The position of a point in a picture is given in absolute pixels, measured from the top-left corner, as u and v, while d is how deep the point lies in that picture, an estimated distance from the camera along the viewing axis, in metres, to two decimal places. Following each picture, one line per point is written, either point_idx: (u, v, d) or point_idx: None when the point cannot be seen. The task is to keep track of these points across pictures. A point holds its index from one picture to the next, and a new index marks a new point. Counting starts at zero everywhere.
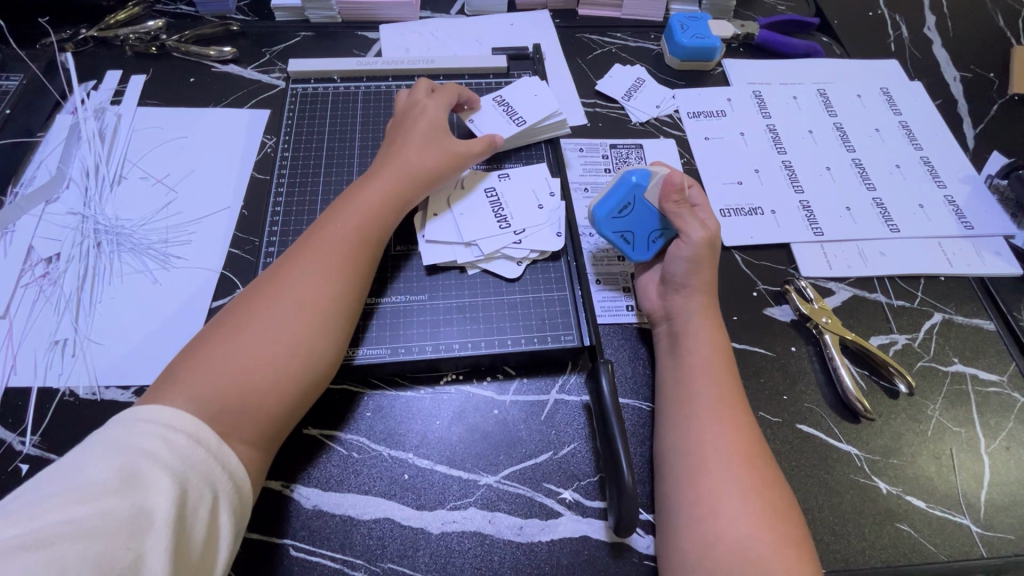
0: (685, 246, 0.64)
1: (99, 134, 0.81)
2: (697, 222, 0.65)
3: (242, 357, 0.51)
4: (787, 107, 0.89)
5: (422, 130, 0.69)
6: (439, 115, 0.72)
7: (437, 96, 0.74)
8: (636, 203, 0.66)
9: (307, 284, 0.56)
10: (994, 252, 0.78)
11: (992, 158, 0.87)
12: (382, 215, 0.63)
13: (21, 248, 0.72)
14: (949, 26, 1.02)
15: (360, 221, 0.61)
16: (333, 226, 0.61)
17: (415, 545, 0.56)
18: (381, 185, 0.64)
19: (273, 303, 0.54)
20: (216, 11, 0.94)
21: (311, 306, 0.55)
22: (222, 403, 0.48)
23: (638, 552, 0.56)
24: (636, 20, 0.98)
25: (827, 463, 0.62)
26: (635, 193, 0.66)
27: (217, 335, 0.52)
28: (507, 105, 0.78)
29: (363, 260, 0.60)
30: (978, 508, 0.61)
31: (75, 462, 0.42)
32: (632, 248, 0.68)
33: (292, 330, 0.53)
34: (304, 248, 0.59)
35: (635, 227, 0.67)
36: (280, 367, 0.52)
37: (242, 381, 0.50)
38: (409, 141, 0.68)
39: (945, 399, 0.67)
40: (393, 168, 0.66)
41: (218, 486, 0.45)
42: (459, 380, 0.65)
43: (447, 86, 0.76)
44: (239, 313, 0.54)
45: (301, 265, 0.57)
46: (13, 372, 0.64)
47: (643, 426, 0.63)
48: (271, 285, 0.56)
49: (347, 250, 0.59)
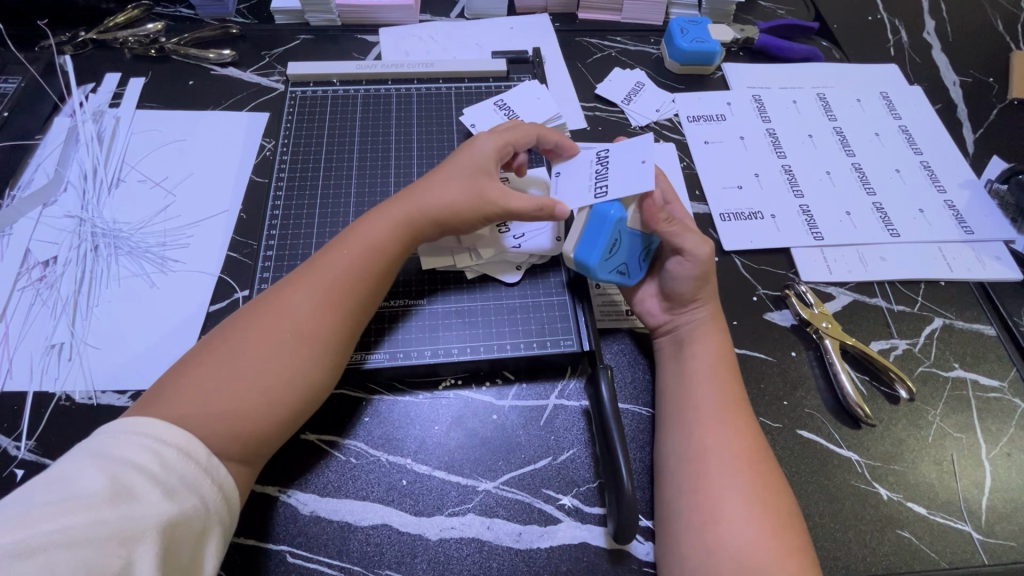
0: (689, 263, 0.62)
1: (98, 137, 0.81)
2: (693, 237, 0.63)
3: (237, 380, 0.50)
4: (787, 111, 0.89)
5: (462, 178, 0.64)
6: (490, 156, 0.65)
7: (500, 136, 0.67)
8: (622, 236, 0.62)
9: (309, 309, 0.55)
10: (994, 257, 0.77)
11: (991, 162, 0.87)
12: (390, 241, 0.61)
13: (18, 251, 0.72)
14: (948, 31, 1.03)
15: (368, 248, 0.60)
16: (339, 250, 0.59)
17: (413, 552, 0.56)
18: (392, 212, 0.62)
19: (272, 326, 0.53)
20: (216, 14, 0.94)
21: (309, 332, 0.54)
22: (213, 424, 0.48)
23: (637, 560, 0.56)
24: (636, 23, 0.98)
25: (828, 469, 0.62)
26: (620, 227, 0.62)
27: (211, 353, 0.52)
28: (604, 165, 0.65)
29: (367, 285, 0.59)
30: (979, 514, 0.61)
31: (64, 470, 0.42)
32: (628, 277, 0.66)
33: (289, 355, 0.52)
34: (306, 273, 0.58)
35: (626, 258, 0.64)
36: (275, 392, 0.51)
37: (229, 403, 0.49)
38: (442, 177, 0.64)
39: (946, 405, 0.67)
40: (411, 196, 0.63)
41: (206, 497, 0.45)
42: (458, 385, 0.65)
43: (522, 126, 0.69)
44: (236, 332, 0.53)
45: (303, 288, 0.56)
46: (8, 376, 0.64)
47: (642, 432, 0.63)
48: (272, 306, 0.55)
49: (353, 275, 0.58)
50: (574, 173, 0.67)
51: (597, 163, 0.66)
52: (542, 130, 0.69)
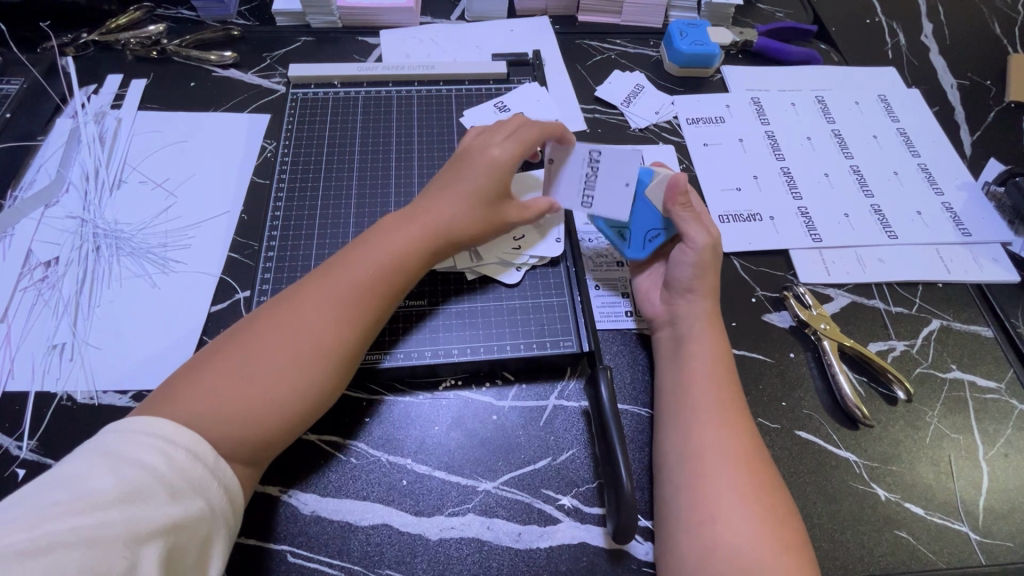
0: (689, 251, 0.64)
1: (99, 138, 0.81)
2: (700, 227, 0.65)
3: (250, 387, 0.50)
4: (786, 113, 0.90)
5: (475, 189, 0.63)
6: (506, 167, 0.65)
7: (510, 143, 0.66)
8: (637, 198, 0.67)
9: (324, 318, 0.54)
10: (992, 259, 0.78)
11: (988, 165, 0.87)
12: (410, 258, 0.60)
13: (19, 252, 0.72)
14: (946, 34, 1.03)
15: (385, 256, 0.59)
16: (357, 257, 0.59)
17: (413, 551, 0.56)
18: (412, 222, 0.61)
19: (289, 334, 0.53)
20: (217, 16, 0.94)
21: (325, 345, 0.54)
22: (224, 428, 0.48)
23: (636, 559, 0.56)
24: (636, 26, 0.98)
25: (826, 469, 0.63)
26: (636, 189, 0.66)
27: (225, 356, 0.52)
28: (596, 168, 0.66)
29: (385, 298, 0.58)
30: (976, 515, 0.61)
31: (74, 468, 0.42)
32: (628, 246, 0.69)
33: (303, 367, 0.52)
34: (323, 278, 0.57)
35: (634, 224, 0.67)
36: (285, 401, 0.51)
37: (240, 409, 0.49)
38: (456, 190, 0.63)
39: (944, 406, 0.67)
40: (431, 209, 0.62)
41: (212, 499, 0.45)
42: (458, 385, 0.65)
43: (529, 128, 0.67)
44: (254, 335, 0.53)
45: (321, 296, 0.56)
46: (10, 376, 0.64)
47: (640, 432, 0.63)
48: (290, 311, 0.55)
49: (369, 285, 0.57)
50: (573, 173, 0.67)
51: (590, 165, 0.66)
52: (548, 131, 0.67)
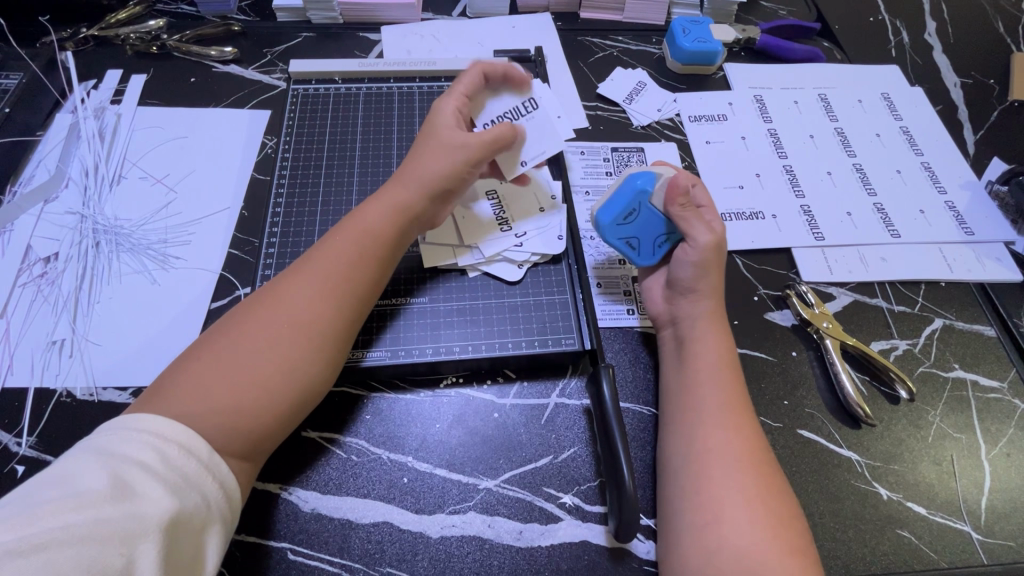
0: (692, 250, 0.63)
1: (99, 133, 0.81)
2: (705, 226, 0.64)
3: (236, 373, 0.50)
4: (789, 112, 0.89)
5: (431, 144, 0.64)
6: (448, 116, 0.65)
7: (449, 93, 0.67)
8: (642, 209, 0.65)
9: (307, 302, 0.54)
10: (994, 258, 0.77)
11: (991, 164, 0.87)
12: (387, 233, 0.60)
13: (19, 248, 0.72)
14: (949, 33, 1.02)
15: (364, 239, 0.59)
16: (336, 240, 0.59)
17: (414, 549, 0.56)
18: (389, 201, 0.62)
19: (271, 320, 0.53)
20: (217, 11, 0.94)
21: (310, 323, 0.54)
22: (216, 417, 0.48)
23: (638, 558, 0.56)
24: (638, 23, 0.98)
25: (828, 468, 0.62)
26: (641, 199, 0.65)
27: (210, 350, 0.51)
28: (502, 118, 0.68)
29: (367, 275, 0.58)
30: (978, 515, 0.61)
31: (67, 467, 0.42)
32: (638, 254, 0.67)
33: (290, 348, 0.52)
34: (304, 266, 0.57)
35: (641, 234, 0.66)
36: (275, 385, 0.51)
37: (233, 398, 0.49)
38: (421, 152, 0.64)
39: (946, 406, 0.67)
40: (404, 183, 0.63)
41: (209, 495, 0.45)
42: (460, 382, 0.65)
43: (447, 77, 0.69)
44: (236, 325, 0.53)
45: (304, 280, 0.56)
46: (9, 372, 0.64)
47: (643, 431, 0.63)
48: (272, 298, 0.55)
49: (351, 264, 0.57)
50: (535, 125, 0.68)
51: (521, 106, 0.68)
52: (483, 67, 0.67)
